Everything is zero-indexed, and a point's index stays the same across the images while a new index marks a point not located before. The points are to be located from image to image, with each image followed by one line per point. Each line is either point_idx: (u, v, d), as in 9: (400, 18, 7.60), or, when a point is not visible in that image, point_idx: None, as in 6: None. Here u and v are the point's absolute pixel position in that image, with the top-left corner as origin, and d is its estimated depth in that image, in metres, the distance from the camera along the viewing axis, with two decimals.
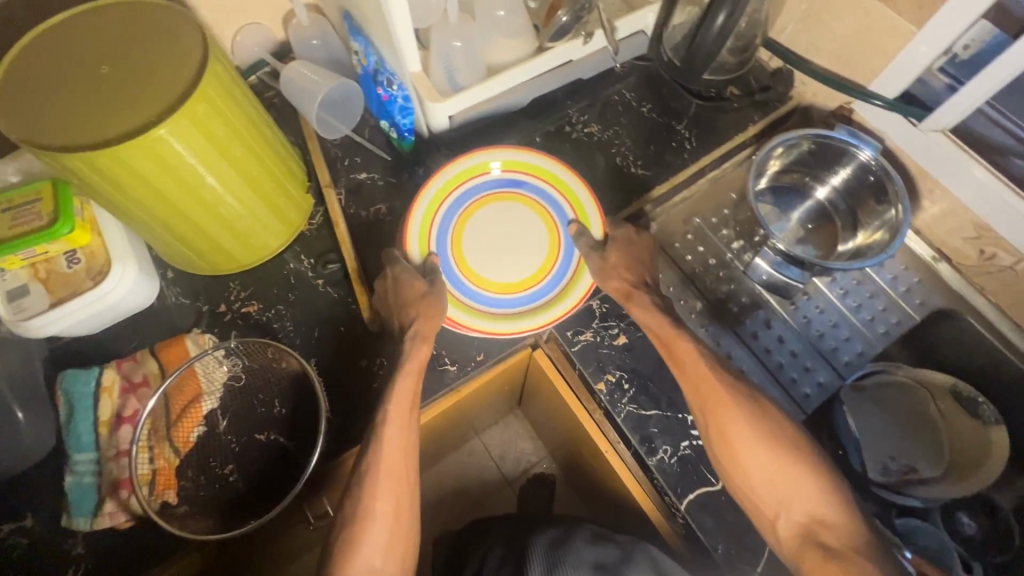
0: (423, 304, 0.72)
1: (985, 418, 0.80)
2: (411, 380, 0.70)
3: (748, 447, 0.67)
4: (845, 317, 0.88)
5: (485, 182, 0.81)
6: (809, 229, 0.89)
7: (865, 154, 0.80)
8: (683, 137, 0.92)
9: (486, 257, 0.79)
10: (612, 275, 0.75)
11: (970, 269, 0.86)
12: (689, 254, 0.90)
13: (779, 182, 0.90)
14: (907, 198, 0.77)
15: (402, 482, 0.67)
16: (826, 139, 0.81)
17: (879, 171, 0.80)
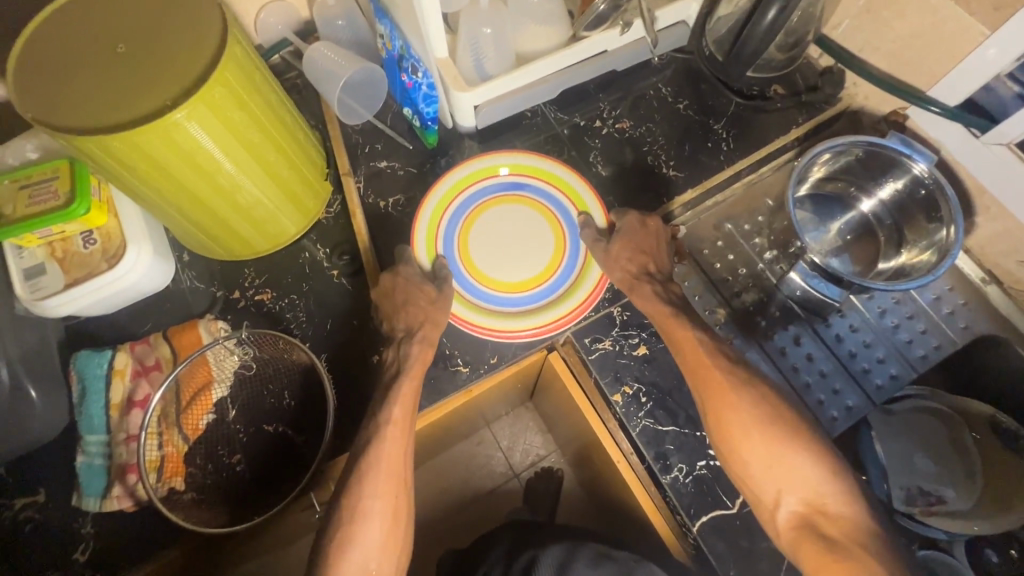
0: (432, 308, 0.72)
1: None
2: (413, 382, 0.68)
3: (745, 431, 0.65)
4: (880, 338, 0.83)
5: (489, 186, 0.80)
6: (848, 241, 0.83)
7: (919, 166, 0.74)
8: (721, 138, 0.87)
9: (493, 259, 0.77)
10: (617, 264, 0.74)
11: (1023, 294, 0.80)
12: (718, 262, 0.85)
13: (821, 191, 0.84)
14: (962, 217, 0.71)
15: (398, 479, 0.65)
16: (876, 148, 0.75)
17: (932, 185, 0.74)
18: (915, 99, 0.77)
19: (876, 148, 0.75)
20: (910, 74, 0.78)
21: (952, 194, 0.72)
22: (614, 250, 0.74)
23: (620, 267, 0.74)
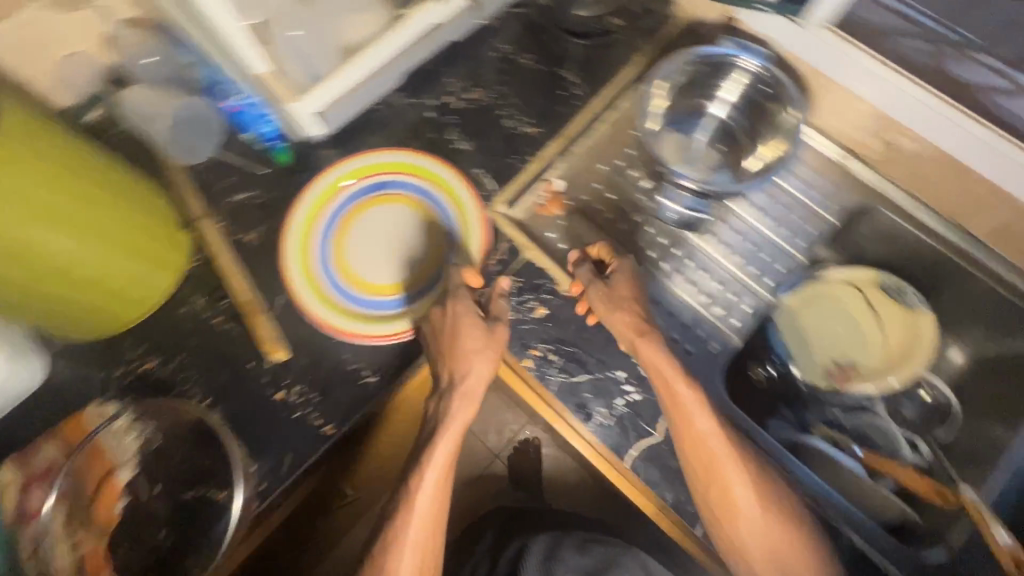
0: (462, 359, 0.69)
1: (911, 306, 0.83)
2: (458, 431, 0.70)
3: (740, 492, 0.67)
4: (766, 237, 0.88)
5: (348, 197, 0.79)
6: (719, 154, 0.86)
7: (754, 65, 0.82)
8: (570, 83, 0.86)
9: (371, 264, 0.76)
10: (614, 305, 0.73)
11: (879, 160, 0.85)
12: (601, 205, 0.86)
13: (676, 113, 0.86)
14: (800, 99, 0.80)
15: (430, 528, 0.68)
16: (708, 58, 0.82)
17: (771, 80, 0.81)
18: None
19: (711, 57, 0.82)
20: None
21: (785, 81, 0.81)
22: (613, 289, 0.74)
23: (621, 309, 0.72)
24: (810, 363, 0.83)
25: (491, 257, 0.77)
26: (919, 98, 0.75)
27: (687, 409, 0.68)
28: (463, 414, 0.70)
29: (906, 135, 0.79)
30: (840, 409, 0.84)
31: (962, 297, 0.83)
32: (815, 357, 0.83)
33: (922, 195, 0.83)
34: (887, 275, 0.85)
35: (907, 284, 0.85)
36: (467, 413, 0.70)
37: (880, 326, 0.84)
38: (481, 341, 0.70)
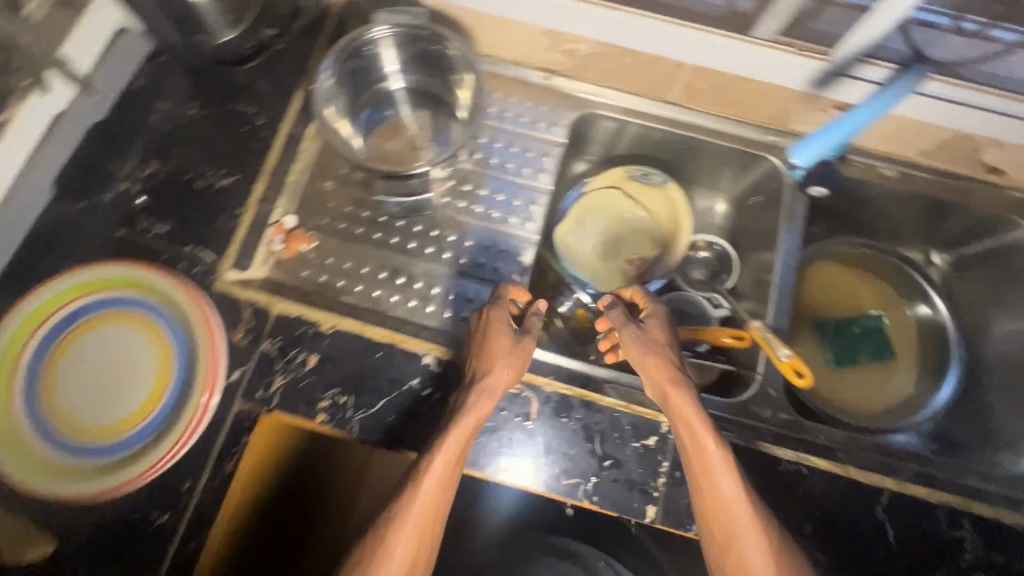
0: (506, 360, 0.66)
1: (658, 183, 0.93)
2: (497, 395, 0.65)
3: (751, 532, 0.61)
4: (505, 183, 0.85)
5: (36, 349, 0.65)
6: (423, 120, 0.84)
7: (380, 30, 0.78)
8: (251, 115, 0.80)
9: (99, 408, 0.65)
10: (644, 345, 0.69)
11: (573, 71, 0.87)
12: (343, 222, 0.81)
13: (363, 113, 0.83)
14: (444, 31, 0.77)
15: (434, 512, 0.61)
16: (340, 50, 0.77)
17: (406, 32, 0.78)
18: None
19: (355, 40, 0.78)
20: None
21: (434, 26, 0.78)
22: (643, 334, 0.70)
23: (640, 343, 0.69)
24: (607, 272, 0.91)
25: (237, 331, 0.70)
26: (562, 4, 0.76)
27: (692, 417, 0.64)
28: (507, 374, 0.66)
29: (576, 41, 0.81)
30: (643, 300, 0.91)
31: (692, 161, 0.92)
32: (609, 264, 0.91)
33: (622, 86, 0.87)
34: (632, 166, 0.94)
35: (653, 166, 0.94)
36: (511, 366, 0.66)
37: (644, 211, 0.93)
38: (517, 354, 0.67)
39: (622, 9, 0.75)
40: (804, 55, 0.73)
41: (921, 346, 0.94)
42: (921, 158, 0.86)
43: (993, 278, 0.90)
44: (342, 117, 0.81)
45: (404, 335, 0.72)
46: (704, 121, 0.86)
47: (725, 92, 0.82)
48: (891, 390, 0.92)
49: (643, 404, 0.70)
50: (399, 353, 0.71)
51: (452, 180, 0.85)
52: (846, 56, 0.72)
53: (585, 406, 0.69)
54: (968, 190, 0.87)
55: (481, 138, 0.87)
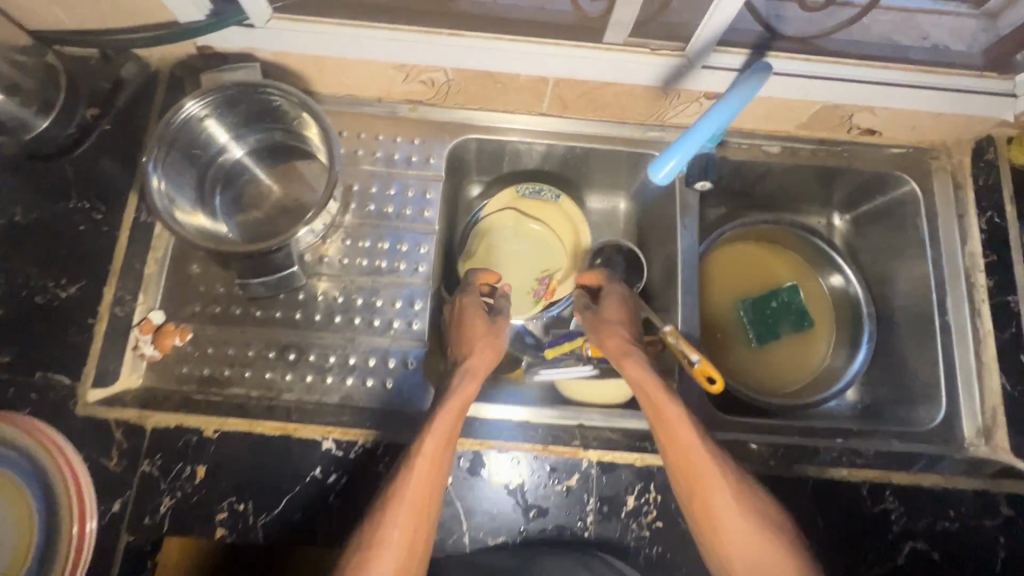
0: (482, 342, 0.70)
1: (551, 198, 0.90)
2: (480, 372, 0.68)
3: (725, 492, 0.60)
4: (387, 229, 0.79)
5: None
6: (279, 174, 0.78)
7: (190, 105, 0.66)
8: (87, 210, 0.71)
9: None
10: (601, 324, 0.74)
11: (439, 99, 0.81)
12: (217, 305, 0.75)
13: (211, 194, 0.74)
14: (266, 82, 0.67)
15: (430, 489, 0.59)
16: (163, 137, 0.66)
17: (224, 93, 0.68)
18: (183, 33, 0.68)
19: (174, 117, 0.66)
20: (146, 13, 0.67)
21: (262, 81, 0.68)
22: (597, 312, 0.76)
23: (601, 322, 0.74)
24: (517, 298, 0.89)
25: (109, 459, 0.63)
26: (402, 40, 0.70)
27: (648, 376, 0.67)
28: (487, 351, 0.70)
29: (431, 71, 0.75)
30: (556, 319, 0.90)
31: (584, 169, 0.91)
32: (517, 291, 0.90)
33: (495, 106, 0.82)
34: (522, 183, 0.90)
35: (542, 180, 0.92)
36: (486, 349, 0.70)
37: (541, 227, 0.91)
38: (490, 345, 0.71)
39: (466, 36, 0.69)
40: (655, 55, 0.70)
41: (834, 316, 0.96)
42: (800, 131, 0.86)
43: (887, 235, 0.91)
44: (191, 210, 0.70)
45: (300, 423, 0.67)
46: (582, 126, 0.85)
47: (598, 99, 0.79)
48: (809, 362, 0.95)
49: (560, 443, 0.69)
50: (297, 444, 0.66)
51: (330, 237, 0.78)
52: (700, 52, 0.68)
53: (501, 459, 0.67)
54: (849, 153, 0.88)
55: (354, 186, 0.80)
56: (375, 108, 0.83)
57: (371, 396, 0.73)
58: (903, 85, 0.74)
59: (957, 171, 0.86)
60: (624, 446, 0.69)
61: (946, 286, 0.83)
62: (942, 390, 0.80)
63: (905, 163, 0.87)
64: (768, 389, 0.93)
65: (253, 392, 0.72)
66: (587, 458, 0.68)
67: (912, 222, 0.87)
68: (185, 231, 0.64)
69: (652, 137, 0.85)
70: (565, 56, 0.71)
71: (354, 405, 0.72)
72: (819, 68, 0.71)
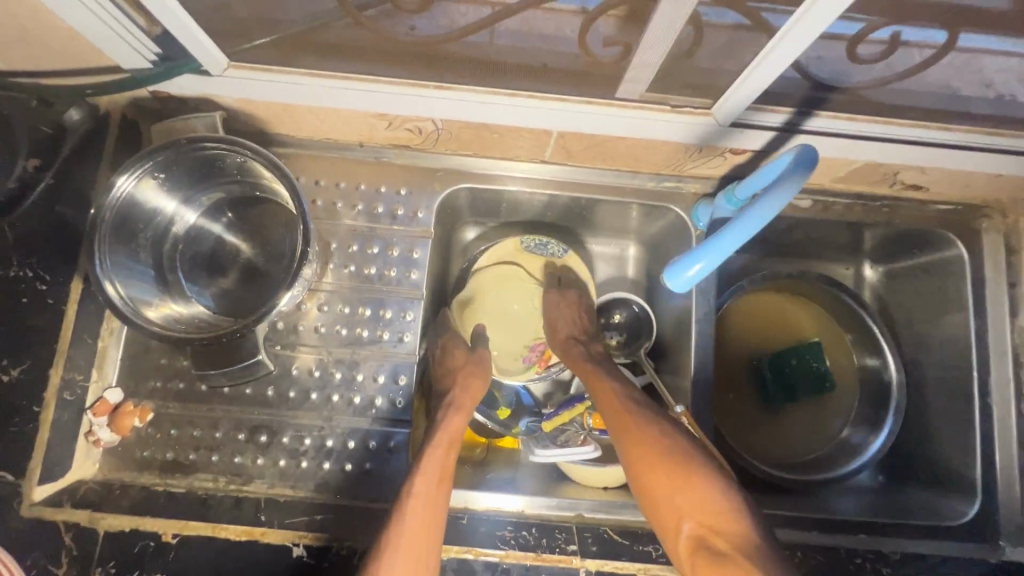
0: (467, 372, 0.72)
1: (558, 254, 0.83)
2: (467, 407, 0.69)
3: (682, 482, 0.59)
4: (370, 293, 0.71)
5: None
6: (241, 228, 0.69)
7: (122, 179, 0.58)
8: (29, 280, 0.62)
9: None
10: (552, 332, 0.78)
11: (429, 144, 0.72)
12: (181, 380, 0.68)
13: (172, 266, 0.66)
14: (214, 138, 0.58)
15: (429, 498, 0.58)
16: (105, 217, 0.58)
17: (167, 153, 0.59)
18: (132, 82, 0.59)
19: (115, 193, 0.58)
20: (85, 59, 0.58)
21: (206, 135, 0.59)
22: (548, 317, 0.79)
23: (556, 334, 0.78)
24: (507, 356, 0.83)
25: (58, 566, 0.57)
26: (384, 91, 0.61)
27: (597, 377, 0.70)
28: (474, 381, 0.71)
29: (419, 120, 0.66)
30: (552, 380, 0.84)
31: (590, 217, 0.82)
32: (508, 348, 0.83)
33: (491, 153, 0.73)
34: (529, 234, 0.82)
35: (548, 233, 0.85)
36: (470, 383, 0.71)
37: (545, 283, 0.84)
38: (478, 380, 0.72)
39: (456, 88, 0.60)
40: (677, 113, 0.61)
41: (859, 385, 0.87)
42: (834, 184, 0.77)
43: (924, 296, 0.83)
44: (157, 301, 0.62)
45: (269, 524, 0.61)
46: (589, 175, 0.75)
47: (609, 150, 0.69)
48: (824, 430, 0.87)
49: (554, 549, 0.63)
50: (265, 549, 0.60)
51: (305, 301, 0.71)
52: (729, 113, 0.59)
53: (490, 568, 0.61)
54: (888, 208, 0.78)
55: (332, 244, 0.72)
56: (358, 153, 0.73)
57: (349, 485, 0.66)
58: (961, 147, 0.64)
59: (1011, 232, 0.76)
60: (625, 552, 0.63)
61: (989, 364, 0.75)
62: (977, 483, 0.73)
63: (951, 220, 0.78)
64: (777, 456, 0.86)
65: (220, 480, 0.65)
66: (584, 568, 0.62)
67: (955, 287, 0.78)
68: (154, 328, 0.58)
69: (668, 189, 0.76)
70: (574, 112, 0.62)
71: (330, 497, 0.65)
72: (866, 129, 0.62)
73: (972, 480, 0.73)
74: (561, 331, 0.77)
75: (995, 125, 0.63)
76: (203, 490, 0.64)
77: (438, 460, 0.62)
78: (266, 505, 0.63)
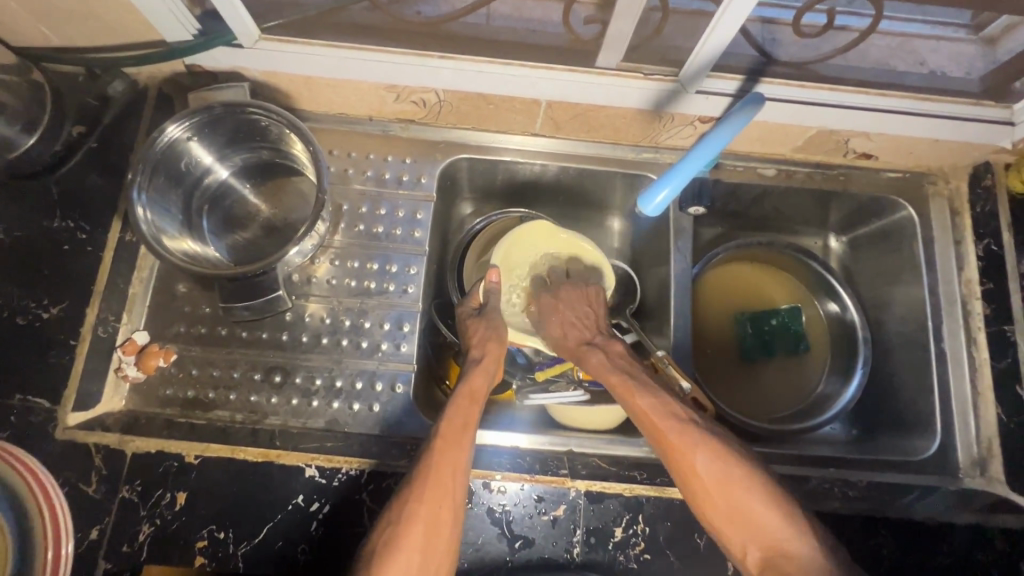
0: (487, 333, 0.73)
1: None
2: (501, 338, 0.73)
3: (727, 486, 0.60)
4: (376, 250, 0.79)
5: None
6: (260, 191, 0.77)
7: (170, 130, 0.66)
8: (71, 230, 0.69)
9: None
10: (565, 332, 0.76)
11: (430, 117, 0.80)
12: (201, 325, 0.74)
13: (200, 223, 0.73)
14: (249, 101, 0.66)
15: (445, 500, 0.58)
16: (145, 163, 0.65)
17: (204, 113, 0.67)
18: (173, 54, 0.68)
19: (157, 141, 0.65)
20: (134, 33, 0.66)
21: (247, 101, 0.67)
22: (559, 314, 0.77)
23: (566, 339, 0.76)
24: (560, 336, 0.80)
25: (87, 484, 0.62)
26: (395, 62, 0.69)
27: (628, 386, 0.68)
28: (491, 347, 0.72)
29: (422, 92, 0.74)
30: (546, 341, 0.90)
31: (580, 190, 0.89)
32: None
33: (486, 126, 0.82)
34: (528, 211, 0.89)
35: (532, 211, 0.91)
36: (492, 369, 0.70)
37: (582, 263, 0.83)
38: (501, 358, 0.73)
39: (456, 58, 0.69)
40: (649, 80, 0.69)
41: (829, 338, 0.95)
42: (795, 154, 0.85)
43: (884, 258, 0.90)
44: (180, 237, 0.68)
45: (283, 448, 0.66)
46: (577, 146, 0.84)
47: (593, 120, 0.78)
48: (802, 385, 0.94)
49: (548, 472, 0.68)
50: (280, 470, 0.65)
51: (318, 256, 0.78)
52: (694, 79, 0.67)
53: (488, 488, 0.66)
54: (844, 176, 0.87)
55: (344, 206, 0.80)
56: (367, 127, 0.82)
57: (357, 420, 0.72)
58: (900, 112, 0.73)
59: (955, 197, 0.85)
60: (613, 475, 0.68)
61: (942, 313, 0.82)
62: (937, 421, 0.79)
63: (900, 187, 0.87)
64: (763, 414, 0.92)
65: (237, 415, 0.70)
66: (575, 488, 0.67)
67: (909, 247, 0.86)
68: (177, 261, 0.64)
69: (646, 159, 0.85)
70: (563, 81, 0.70)
71: (340, 431, 0.71)
72: (812, 95, 0.71)
73: (932, 419, 0.80)
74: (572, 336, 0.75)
75: (925, 93, 0.73)
76: (222, 423, 0.69)
77: (442, 499, 0.59)
78: (281, 433, 0.68)
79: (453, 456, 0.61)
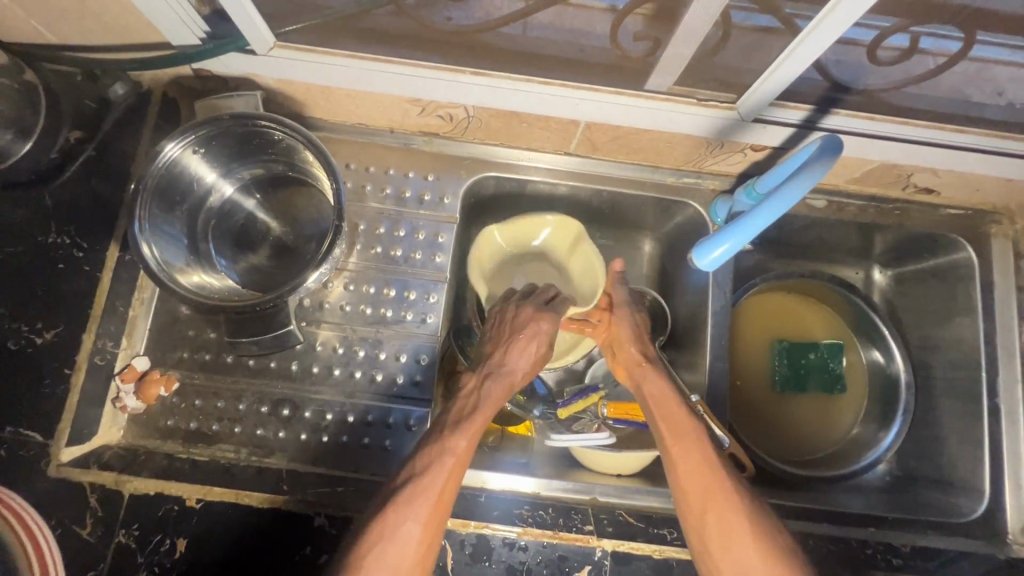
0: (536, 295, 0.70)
1: None
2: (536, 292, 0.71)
3: (724, 507, 0.57)
4: (394, 274, 0.73)
5: None
6: (270, 206, 0.71)
7: (171, 147, 0.61)
8: (66, 246, 0.64)
9: None
10: (618, 346, 0.71)
11: (456, 132, 0.74)
12: (205, 351, 0.69)
13: (206, 244, 0.68)
14: (261, 114, 0.60)
15: (453, 481, 0.56)
16: (151, 177, 0.61)
17: (209, 125, 0.61)
18: (179, 59, 0.61)
19: (156, 161, 0.60)
20: (138, 34, 0.60)
21: (257, 113, 0.61)
22: (619, 330, 0.71)
23: (622, 353, 0.70)
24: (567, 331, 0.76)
25: (82, 527, 0.58)
26: (424, 76, 0.63)
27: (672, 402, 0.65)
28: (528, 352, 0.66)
29: (451, 107, 0.68)
30: (567, 373, 0.85)
31: (611, 212, 0.83)
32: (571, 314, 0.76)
33: (517, 143, 0.75)
34: None
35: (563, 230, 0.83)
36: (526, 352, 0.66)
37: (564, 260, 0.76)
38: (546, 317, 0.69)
39: (492, 75, 0.62)
40: (703, 106, 0.63)
41: (867, 379, 0.89)
42: (848, 185, 0.79)
43: (934, 299, 0.84)
44: (184, 262, 0.64)
45: (291, 494, 0.62)
46: (612, 169, 0.78)
47: (633, 143, 0.72)
48: (837, 427, 0.89)
49: (572, 528, 0.64)
50: (288, 517, 0.60)
51: (332, 280, 0.72)
52: (754, 105, 0.61)
53: (508, 544, 0.62)
54: (900, 211, 0.81)
55: (360, 225, 0.74)
56: (387, 139, 0.76)
57: (370, 460, 0.67)
58: (975, 150, 0.66)
59: (1018, 238, 0.79)
60: (641, 534, 0.64)
61: (998, 365, 0.77)
62: (986, 481, 0.74)
63: (959, 225, 0.80)
64: (791, 454, 0.87)
65: (243, 451, 0.66)
66: (601, 548, 0.63)
67: (964, 289, 0.80)
68: (182, 291, 0.59)
69: (687, 184, 0.78)
70: (607, 103, 0.64)
71: (352, 472, 0.66)
72: (881, 129, 0.64)
73: (980, 478, 0.75)
74: (630, 351, 0.70)
75: (1007, 130, 0.66)
76: (227, 461, 0.65)
77: (448, 488, 0.55)
78: (288, 475, 0.64)
79: (472, 435, 0.59)
